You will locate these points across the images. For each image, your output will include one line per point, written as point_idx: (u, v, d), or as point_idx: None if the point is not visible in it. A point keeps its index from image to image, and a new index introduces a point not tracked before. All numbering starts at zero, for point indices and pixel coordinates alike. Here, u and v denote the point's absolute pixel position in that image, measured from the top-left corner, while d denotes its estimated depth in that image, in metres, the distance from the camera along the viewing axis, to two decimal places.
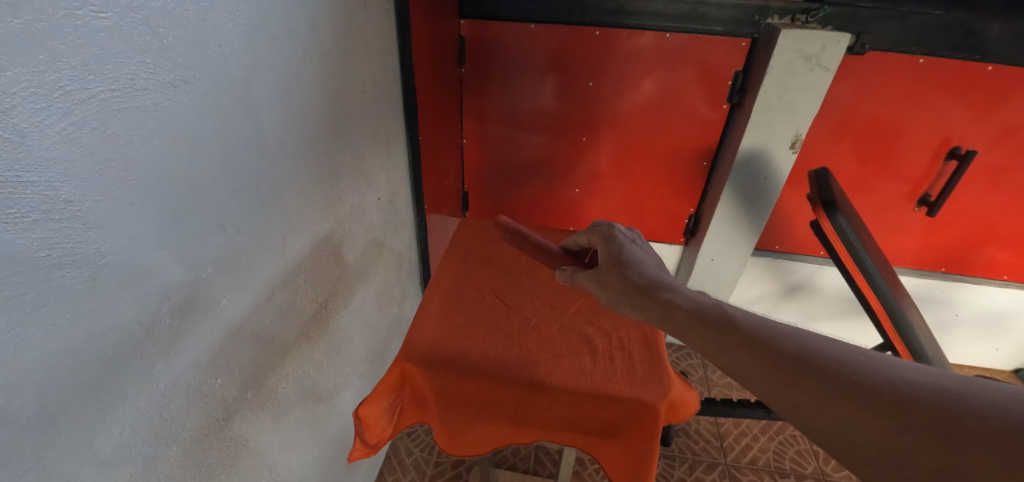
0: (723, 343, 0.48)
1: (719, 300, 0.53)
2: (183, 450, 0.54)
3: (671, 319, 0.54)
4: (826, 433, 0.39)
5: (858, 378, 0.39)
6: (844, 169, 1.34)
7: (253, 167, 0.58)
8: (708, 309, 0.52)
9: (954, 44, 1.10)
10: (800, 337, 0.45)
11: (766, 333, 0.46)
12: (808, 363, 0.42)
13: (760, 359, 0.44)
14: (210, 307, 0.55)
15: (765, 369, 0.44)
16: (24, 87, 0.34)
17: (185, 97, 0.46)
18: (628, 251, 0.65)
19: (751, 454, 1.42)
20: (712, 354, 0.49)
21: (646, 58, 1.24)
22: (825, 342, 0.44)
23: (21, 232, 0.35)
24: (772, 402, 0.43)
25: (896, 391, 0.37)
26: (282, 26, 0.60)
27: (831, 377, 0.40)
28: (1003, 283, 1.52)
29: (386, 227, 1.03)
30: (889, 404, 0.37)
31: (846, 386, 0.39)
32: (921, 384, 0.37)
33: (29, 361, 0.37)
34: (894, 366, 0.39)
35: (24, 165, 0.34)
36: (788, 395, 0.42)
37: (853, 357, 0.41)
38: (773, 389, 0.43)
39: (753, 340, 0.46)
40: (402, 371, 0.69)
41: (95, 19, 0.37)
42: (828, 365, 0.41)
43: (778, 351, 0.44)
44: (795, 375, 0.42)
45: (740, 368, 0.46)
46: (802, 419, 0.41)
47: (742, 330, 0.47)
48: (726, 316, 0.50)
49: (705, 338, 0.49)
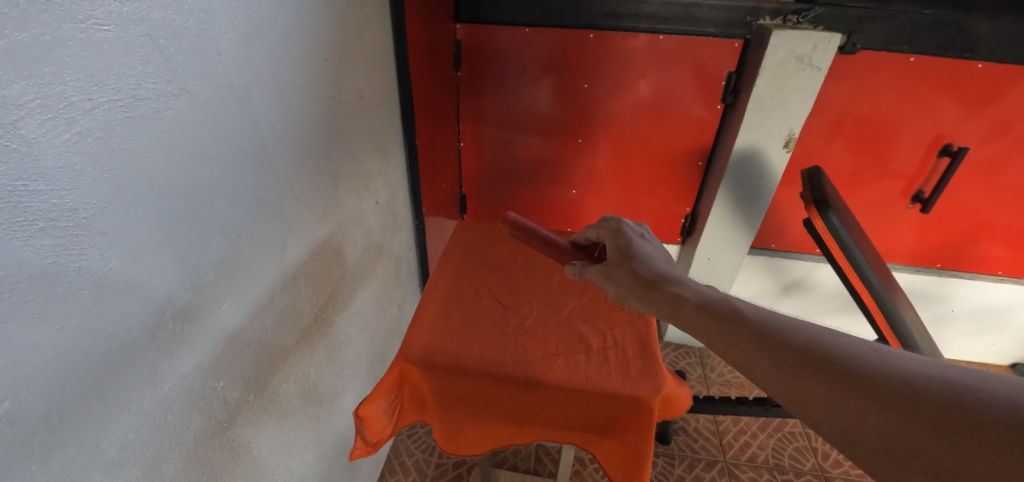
0: (729, 337, 0.49)
1: (726, 294, 0.54)
2: (187, 452, 0.55)
3: (679, 312, 0.54)
4: (834, 427, 0.40)
5: (864, 370, 0.40)
6: (838, 167, 1.35)
7: (253, 173, 0.59)
8: (716, 302, 0.52)
9: (944, 43, 1.11)
10: (805, 331, 0.45)
11: (773, 326, 0.47)
12: (813, 355, 0.43)
13: (766, 351, 0.45)
14: (210, 312, 0.55)
15: (773, 363, 0.44)
16: (31, 99, 0.35)
17: (186, 105, 0.47)
18: (635, 245, 0.66)
19: (750, 452, 1.43)
20: (720, 347, 0.49)
21: (640, 60, 1.25)
22: (831, 336, 0.44)
23: (28, 239, 0.36)
24: (779, 395, 0.44)
25: (902, 384, 0.38)
26: (280, 34, 0.61)
27: (839, 371, 0.41)
28: (997, 279, 1.53)
29: (385, 230, 1.05)
30: (895, 397, 0.37)
31: (852, 379, 0.40)
32: (927, 377, 0.38)
33: (38, 363, 0.38)
34: (900, 359, 0.40)
35: (31, 174, 0.35)
36: (794, 387, 0.42)
37: (862, 350, 0.42)
38: (779, 381, 0.44)
39: (760, 334, 0.47)
40: (401, 371, 0.70)
41: (99, 31, 0.38)
42: (836, 359, 0.42)
43: (784, 344, 0.45)
44: (803, 369, 0.42)
45: (746, 361, 0.47)
46: (810, 412, 0.41)
47: (750, 324, 0.48)
48: (733, 310, 0.51)
49: (713, 332, 0.50)
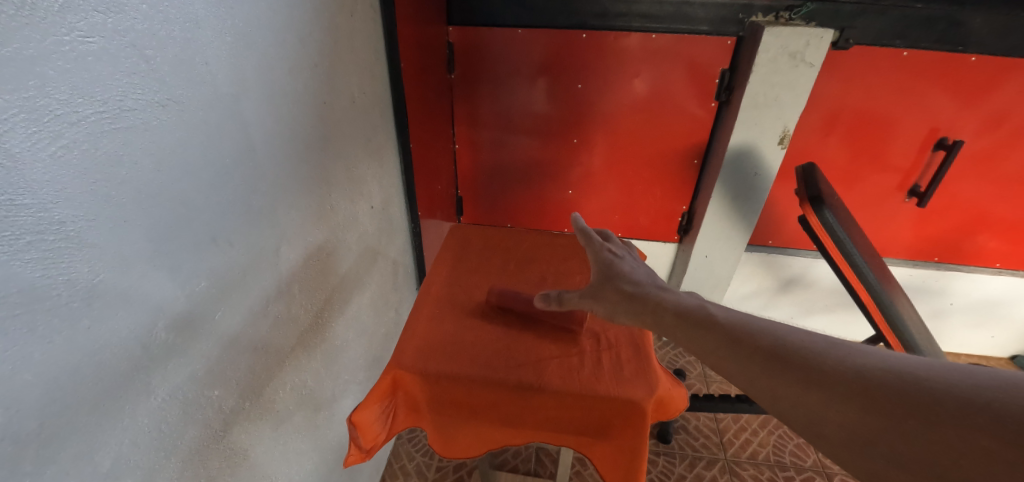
0: (707, 342, 0.48)
1: (707, 301, 0.54)
2: (182, 462, 0.55)
3: (661, 322, 0.54)
4: (800, 422, 0.39)
5: (828, 365, 0.39)
6: (834, 162, 1.35)
7: (242, 182, 0.59)
8: (695, 310, 0.52)
9: (936, 36, 1.12)
10: (775, 331, 0.45)
11: (745, 329, 0.47)
12: (781, 354, 0.42)
13: (737, 353, 0.45)
14: (202, 322, 0.55)
15: (745, 364, 0.44)
16: (14, 112, 0.34)
17: (174, 115, 0.47)
18: (617, 261, 0.67)
19: (751, 449, 1.43)
20: (700, 354, 0.49)
21: (634, 58, 1.25)
22: (798, 334, 0.44)
23: (16, 253, 0.35)
24: (752, 395, 0.43)
25: (862, 376, 0.37)
26: (270, 41, 0.61)
27: (805, 368, 0.40)
28: (996, 271, 1.52)
29: (380, 234, 1.04)
30: (856, 388, 0.37)
31: (816, 375, 0.39)
32: (887, 369, 0.37)
33: (28, 379, 0.37)
34: (862, 352, 0.39)
35: (17, 188, 0.35)
36: (767, 386, 0.42)
37: (827, 346, 0.41)
38: (752, 381, 0.43)
39: (733, 337, 0.46)
40: (395, 378, 0.70)
41: (83, 44, 0.38)
42: (801, 355, 0.41)
43: (754, 344, 0.44)
44: (772, 367, 0.42)
45: (720, 362, 0.47)
46: (780, 409, 0.41)
47: (723, 328, 0.48)
48: (711, 316, 0.51)
49: (692, 341, 0.50)
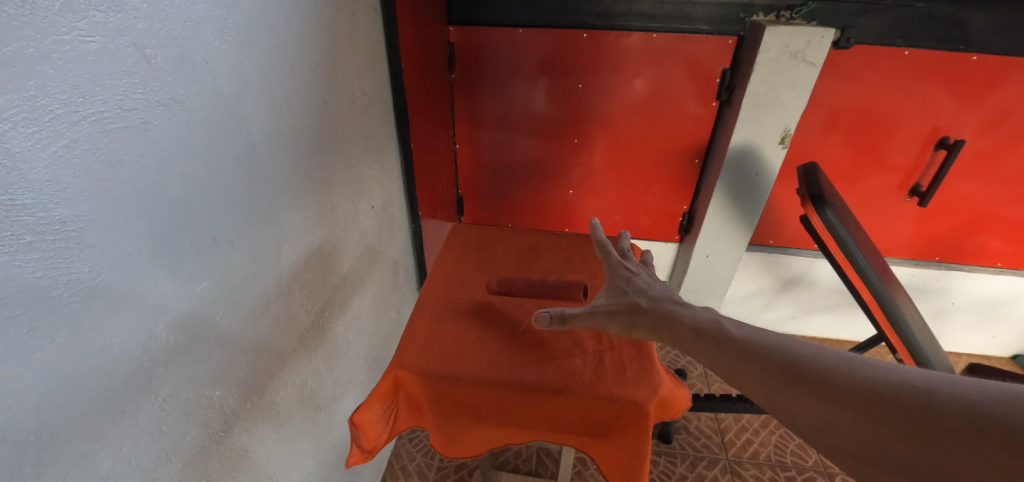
0: (723, 357, 0.50)
1: (719, 315, 0.55)
2: (183, 463, 0.54)
3: (676, 336, 0.55)
4: (817, 436, 0.41)
5: (839, 380, 0.42)
6: (835, 161, 1.35)
7: (243, 182, 0.59)
8: (709, 325, 0.53)
9: (937, 36, 1.12)
10: (787, 347, 0.47)
11: (759, 343, 0.48)
12: (795, 369, 0.44)
13: (752, 368, 0.47)
14: (202, 322, 0.55)
15: (761, 379, 0.46)
16: (15, 112, 0.34)
17: (174, 115, 0.47)
18: (630, 275, 0.66)
19: (753, 449, 1.43)
20: (717, 368, 0.50)
21: (634, 58, 1.25)
22: (809, 348, 0.46)
23: (17, 253, 0.35)
24: (768, 409, 0.45)
25: (872, 391, 0.39)
26: (270, 40, 0.61)
27: (817, 383, 0.42)
28: (997, 270, 1.52)
29: (380, 233, 1.04)
30: (867, 403, 0.39)
31: (830, 390, 0.41)
32: (895, 383, 0.39)
33: (28, 379, 0.37)
34: (870, 366, 0.42)
35: (18, 187, 0.35)
36: (781, 399, 0.44)
37: (837, 360, 0.44)
38: (768, 395, 0.45)
39: (748, 352, 0.48)
40: (396, 378, 0.70)
41: (83, 43, 0.38)
42: (813, 370, 0.44)
43: (769, 359, 0.46)
44: (787, 382, 0.44)
45: (736, 377, 0.48)
46: (797, 423, 0.43)
47: (738, 343, 0.49)
48: (726, 332, 0.51)
49: (709, 355, 0.51)
